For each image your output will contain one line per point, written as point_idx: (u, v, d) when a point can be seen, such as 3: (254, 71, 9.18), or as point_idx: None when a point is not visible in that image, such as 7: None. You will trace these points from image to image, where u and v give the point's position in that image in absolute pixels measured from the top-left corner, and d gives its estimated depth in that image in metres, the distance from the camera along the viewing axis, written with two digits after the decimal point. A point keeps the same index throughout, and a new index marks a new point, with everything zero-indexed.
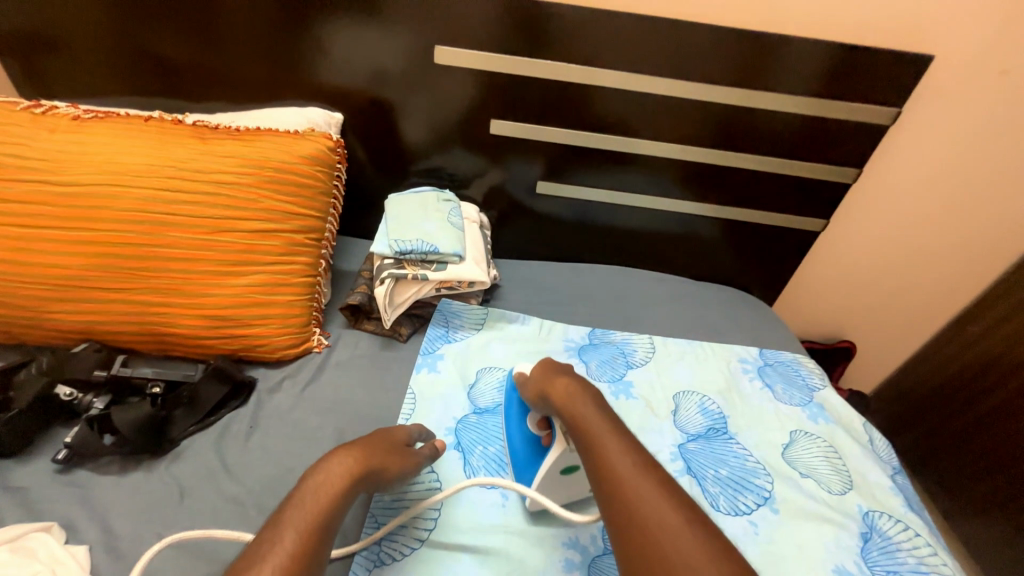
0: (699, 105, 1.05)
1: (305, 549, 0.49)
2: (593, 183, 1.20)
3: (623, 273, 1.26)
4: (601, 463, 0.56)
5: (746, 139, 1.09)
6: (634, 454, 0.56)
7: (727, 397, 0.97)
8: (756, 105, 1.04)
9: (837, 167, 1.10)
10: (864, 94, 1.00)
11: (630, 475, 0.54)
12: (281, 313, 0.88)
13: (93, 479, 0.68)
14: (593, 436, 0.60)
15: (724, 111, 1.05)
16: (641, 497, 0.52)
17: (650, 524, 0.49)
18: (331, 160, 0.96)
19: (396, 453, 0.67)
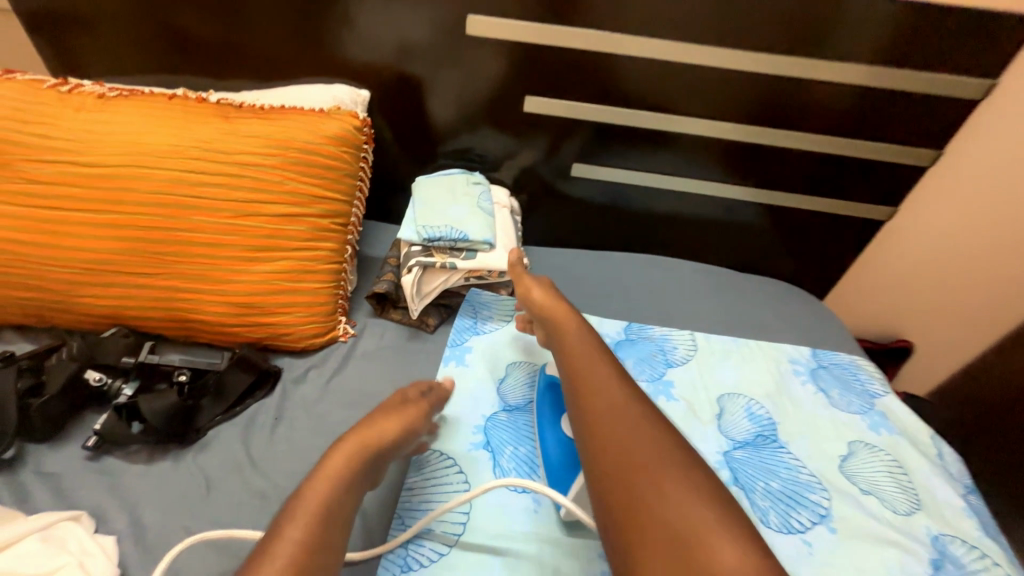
0: (755, 78, 0.95)
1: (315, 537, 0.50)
2: (632, 166, 1.11)
3: (661, 263, 1.18)
4: (584, 381, 0.63)
5: (805, 117, 0.98)
6: (619, 381, 0.62)
7: (777, 401, 0.89)
8: (820, 78, 0.93)
9: (907, 148, 0.99)
10: (948, 65, 0.88)
11: (612, 396, 0.60)
12: (306, 301, 0.85)
13: (121, 467, 0.68)
14: (577, 356, 0.67)
15: (782, 85, 0.95)
16: (621, 420, 0.57)
17: (629, 444, 0.55)
18: (358, 141, 0.91)
19: (388, 413, 0.66)
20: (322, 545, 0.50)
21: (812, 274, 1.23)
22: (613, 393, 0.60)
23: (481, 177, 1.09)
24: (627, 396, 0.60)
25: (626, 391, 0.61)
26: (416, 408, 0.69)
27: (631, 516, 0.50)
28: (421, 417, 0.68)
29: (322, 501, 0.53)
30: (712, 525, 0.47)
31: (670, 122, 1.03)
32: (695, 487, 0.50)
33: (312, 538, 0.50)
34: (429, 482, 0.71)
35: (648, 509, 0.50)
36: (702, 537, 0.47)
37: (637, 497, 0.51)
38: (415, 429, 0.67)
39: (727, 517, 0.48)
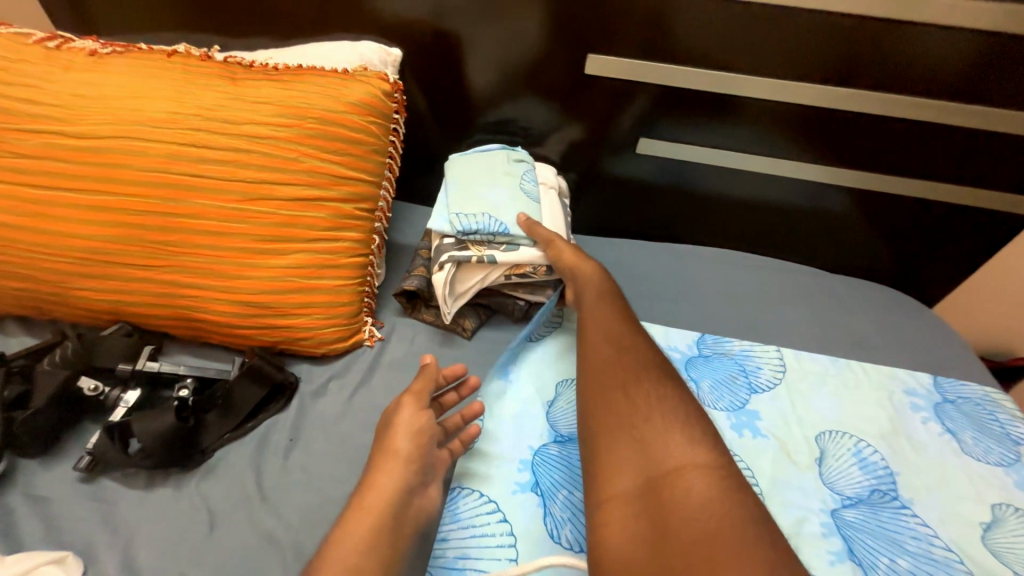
0: (886, 29, 0.74)
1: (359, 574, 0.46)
2: (711, 141, 0.92)
3: (738, 260, 0.99)
4: (588, 318, 0.69)
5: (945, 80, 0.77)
6: (620, 323, 0.67)
7: (894, 444, 0.72)
8: (974, 28, 0.72)
9: None
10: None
11: (611, 332, 0.66)
12: (327, 300, 0.72)
13: (117, 493, 0.59)
14: (587, 296, 0.72)
15: (921, 38, 0.74)
16: (616, 351, 0.63)
17: (618, 368, 0.60)
18: (387, 109, 0.76)
19: (390, 430, 0.56)
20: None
21: (920, 275, 1.02)
22: (613, 329, 0.67)
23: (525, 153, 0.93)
24: (625, 333, 0.66)
25: (624, 328, 0.67)
26: (409, 402, 0.59)
27: (608, 418, 0.56)
28: (421, 412, 0.58)
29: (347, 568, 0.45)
30: (675, 429, 0.52)
31: (768, 88, 0.83)
32: (668, 403, 0.55)
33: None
34: (466, 532, 0.60)
35: (624, 414, 0.55)
36: (665, 438, 0.51)
37: (614, 404, 0.57)
38: (427, 433, 0.57)
39: (695, 431, 0.52)
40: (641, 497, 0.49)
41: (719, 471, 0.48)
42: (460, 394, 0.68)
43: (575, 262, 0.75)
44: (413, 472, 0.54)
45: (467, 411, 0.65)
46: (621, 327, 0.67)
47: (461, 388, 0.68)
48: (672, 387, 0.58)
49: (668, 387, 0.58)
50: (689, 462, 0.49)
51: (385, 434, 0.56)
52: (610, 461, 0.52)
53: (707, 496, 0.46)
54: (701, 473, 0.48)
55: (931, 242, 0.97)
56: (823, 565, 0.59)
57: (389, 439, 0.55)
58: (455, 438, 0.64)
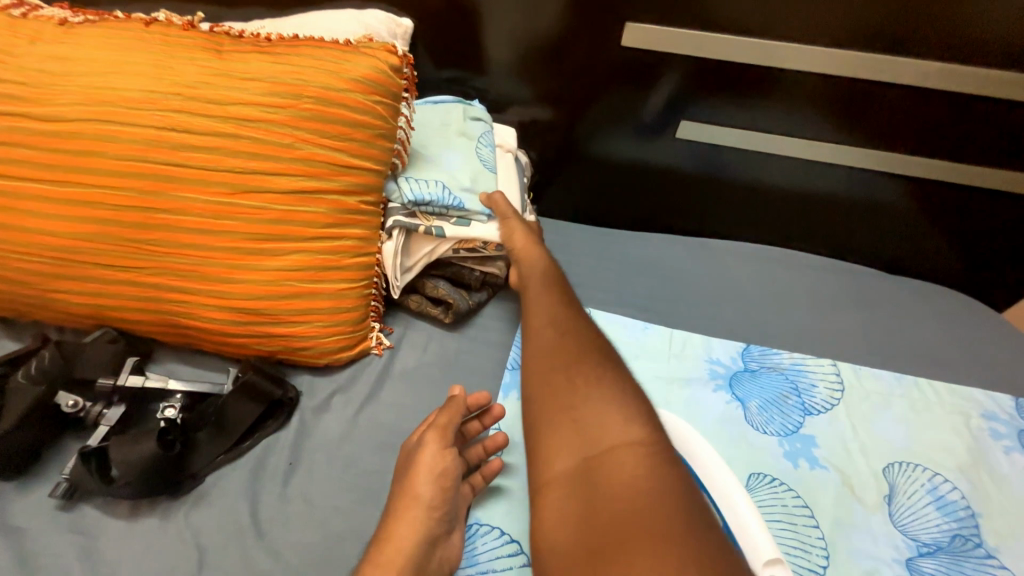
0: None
1: None
2: (759, 123, 0.81)
3: (785, 259, 0.88)
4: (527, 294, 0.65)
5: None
6: (562, 299, 0.63)
7: (974, 479, 0.63)
8: None
9: None
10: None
11: (545, 308, 0.61)
12: (329, 306, 0.65)
13: (99, 523, 0.53)
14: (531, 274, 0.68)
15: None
16: (552, 327, 0.58)
17: (553, 347, 0.56)
18: (395, 86, 0.66)
19: (411, 473, 0.50)
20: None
21: (991, 278, 0.91)
22: (552, 307, 0.62)
23: (482, 109, 0.84)
24: (564, 310, 0.61)
25: (563, 303, 0.62)
26: (432, 438, 0.52)
27: (544, 400, 0.51)
28: (446, 451, 0.51)
29: None
30: (609, 407, 0.48)
31: (826, 61, 0.73)
32: (605, 379, 0.51)
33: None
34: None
35: (559, 394, 0.51)
36: (599, 419, 0.47)
37: (554, 385, 0.52)
38: (450, 476, 0.50)
39: (630, 411, 0.48)
40: (575, 480, 0.45)
41: (653, 449, 0.45)
42: (483, 424, 0.60)
43: (523, 244, 0.70)
44: (438, 523, 0.48)
45: (490, 442, 0.59)
46: (560, 303, 0.62)
47: (485, 417, 0.60)
48: (611, 364, 0.54)
49: (604, 364, 0.53)
50: (623, 441, 0.45)
51: (404, 476, 0.50)
52: (546, 446, 0.48)
53: (638, 476, 0.42)
54: (634, 452, 0.44)
55: (1007, 242, 0.85)
56: None
57: (409, 481, 0.49)
58: (477, 470, 0.58)
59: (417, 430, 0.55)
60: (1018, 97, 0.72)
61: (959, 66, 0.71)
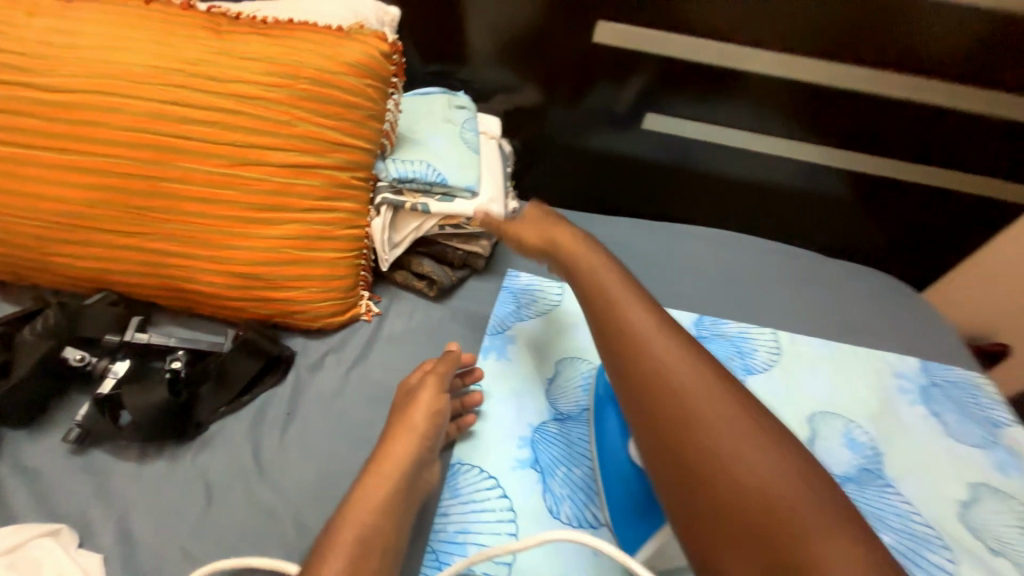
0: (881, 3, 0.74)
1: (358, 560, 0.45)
2: (716, 117, 0.90)
3: (738, 242, 0.98)
4: (624, 340, 0.47)
5: (939, 61, 0.78)
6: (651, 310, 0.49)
7: (882, 425, 0.74)
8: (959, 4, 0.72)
9: None
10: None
11: (666, 365, 0.44)
12: (322, 274, 0.70)
13: (110, 465, 0.58)
14: (605, 284, 0.53)
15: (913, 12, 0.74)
16: (685, 397, 0.42)
17: (698, 432, 0.40)
18: (385, 71, 0.72)
19: (409, 405, 0.57)
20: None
21: (913, 261, 1.03)
22: (675, 362, 0.44)
23: (467, 99, 0.91)
24: (696, 367, 0.43)
25: (689, 354, 0.45)
26: (430, 381, 0.60)
27: (705, 513, 0.38)
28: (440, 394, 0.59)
29: (363, 530, 0.47)
30: (782, 474, 0.37)
31: (775, 62, 0.83)
32: (760, 434, 0.39)
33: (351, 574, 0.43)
34: (467, 507, 0.60)
35: (722, 505, 0.37)
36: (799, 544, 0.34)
37: (697, 451, 0.39)
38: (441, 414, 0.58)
39: (832, 520, 0.35)
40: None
41: (852, 523, 0.35)
42: (464, 382, 0.68)
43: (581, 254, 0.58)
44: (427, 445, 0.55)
45: (468, 399, 0.67)
46: (686, 353, 0.45)
47: (466, 377, 0.69)
48: (777, 441, 0.39)
49: (770, 444, 0.39)
50: (817, 520, 0.35)
51: (403, 411, 0.57)
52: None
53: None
54: (840, 537, 0.34)
55: (924, 229, 0.97)
56: None
57: (409, 415, 0.57)
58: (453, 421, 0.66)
59: (416, 373, 0.62)
60: (934, 101, 0.82)
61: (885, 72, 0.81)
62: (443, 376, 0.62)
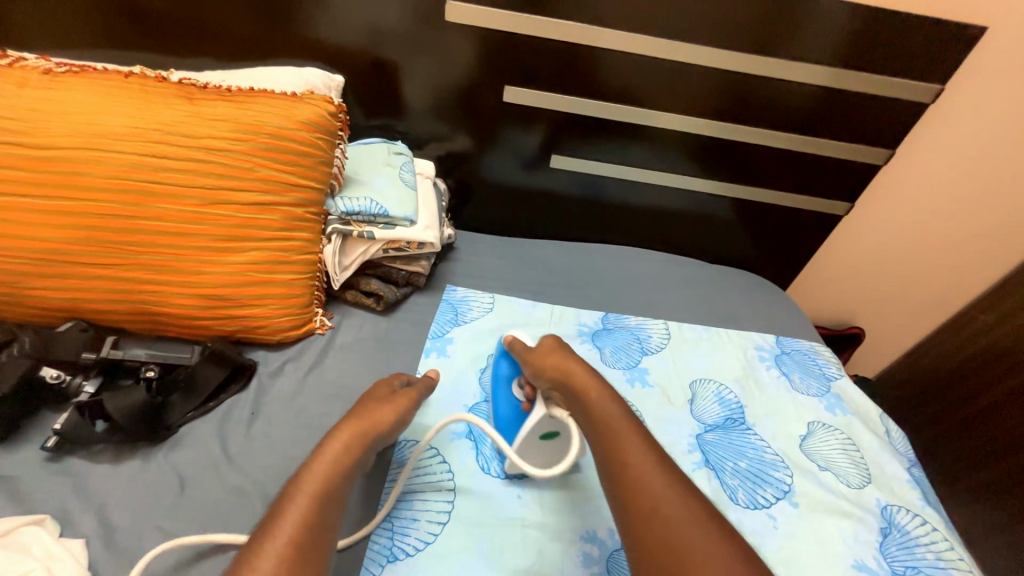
0: (711, 72, 1.01)
1: (315, 513, 0.51)
2: (607, 156, 1.14)
3: (635, 255, 1.21)
4: (636, 489, 0.53)
5: (758, 113, 1.05)
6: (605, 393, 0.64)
7: (744, 385, 0.94)
8: (764, 74, 1.00)
9: (854, 145, 1.07)
10: (891, 61, 0.96)
11: (670, 513, 0.51)
12: (282, 293, 0.82)
13: (86, 467, 0.65)
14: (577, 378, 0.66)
15: (735, 78, 1.01)
16: (686, 544, 0.48)
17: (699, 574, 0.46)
18: (331, 126, 0.88)
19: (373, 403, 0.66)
20: (318, 530, 0.50)
21: (774, 264, 1.30)
22: (675, 511, 0.51)
23: (405, 147, 1.09)
24: (689, 510, 0.51)
25: (690, 505, 0.52)
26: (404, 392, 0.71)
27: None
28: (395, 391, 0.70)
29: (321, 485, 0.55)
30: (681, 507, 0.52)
31: (645, 114, 1.06)
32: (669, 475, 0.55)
33: (312, 517, 0.51)
34: (413, 472, 0.73)
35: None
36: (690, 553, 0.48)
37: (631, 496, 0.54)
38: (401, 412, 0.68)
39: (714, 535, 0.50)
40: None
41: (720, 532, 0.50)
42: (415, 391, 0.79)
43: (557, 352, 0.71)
44: (382, 437, 0.64)
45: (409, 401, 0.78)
46: (682, 498, 0.52)
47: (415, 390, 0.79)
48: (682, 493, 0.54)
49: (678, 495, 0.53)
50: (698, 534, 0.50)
51: (365, 403, 0.66)
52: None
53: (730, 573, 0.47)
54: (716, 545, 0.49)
55: (775, 237, 1.25)
56: (690, 472, 0.77)
57: (366, 408, 0.65)
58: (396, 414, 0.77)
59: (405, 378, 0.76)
60: (761, 141, 1.09)
61: (724, 121, 1.07)
62: (419, 396, 0.73)
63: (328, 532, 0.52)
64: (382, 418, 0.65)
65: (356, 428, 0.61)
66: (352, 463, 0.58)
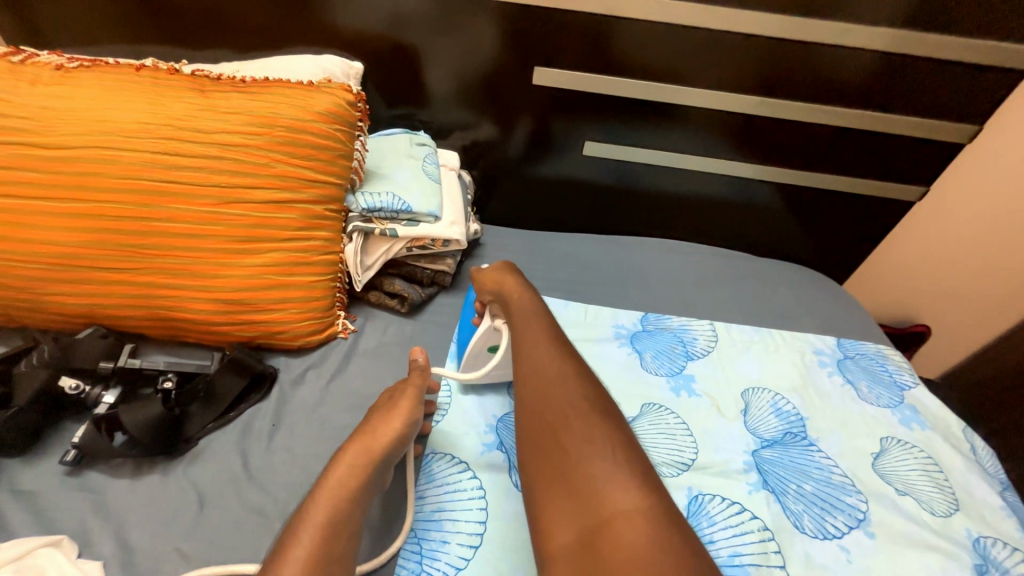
0: (765, 44, 0.89)
1: (323, 550, 0.48)
2: (643, 142, 1.04)
3: (675, 247, 1.11)
4: (524, 354, 0.64)
5: (819, 89, 0.93)
6: (521, 285, 0.75)
7: (804, 395, 0.84)
8: (828, 43, 0.88)
9: (931, 122, 0.94)
10: (985, 23, 0.83)
11: (544, 369, 0.61)
12: (301, 296, 0.78)
13: (106, 482, 0.63)
14: (503, 279, 0.77)
15: (793, 49, 0.89)
16: (547, 387, 0.59)
17: (551, 408, 0.57)
18: (350, 117, 0.83)
19: (386, 415, 0.61)
20: (327, 566, 0.47)
21: (831, 255, 1.17)
22: (549, 368, 0.61)
23: (428, 137, 1.02)
24: (561, 368, 0.61)
25: (562, 364, 0.61)
26: (410, 393, 0.65)
27: (537, 465, 0.54)
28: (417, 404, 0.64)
29: (332, 514, 0.50)
30: (551, 352, 0.63)
31: (686, 94, 0.96)
32: (553, 335, 0.66)
33: (320, 552, 0.47)
34: (442, 488, 0.68)
35: (550, 455, 0.54)
36: (549, 382, 0.59)
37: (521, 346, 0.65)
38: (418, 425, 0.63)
39: (571, 370, 0.60)
40: (577, 556, 0.46)
41: (579, 371, 0.61)
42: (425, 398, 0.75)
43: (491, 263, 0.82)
44: (396, 450, 0.60)
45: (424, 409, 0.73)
46: (558, 359, 0.62)
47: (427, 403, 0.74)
48: (561, 346, 0.64)
49: (556, 345, 0.64)
50: (558, 373, 0.60)
51: (382, 415, 0.62)
52: (546, 518, 0.50)
53: (574, 394, 0.58)
54: (571, 377, 0.60)
55: (834, 227, 1.12)
56: (746, 495, 0.69)
57: (385, 423, 0.60)
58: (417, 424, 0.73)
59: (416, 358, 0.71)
60: (821, 120, 0.97)
61: (778, 99, 0.95)
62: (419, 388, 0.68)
63: (340, 567, 0.48)
64: (396, 432, 0.60)
65: (360, 446, 0.57)
66: (362, 485, 0.54)
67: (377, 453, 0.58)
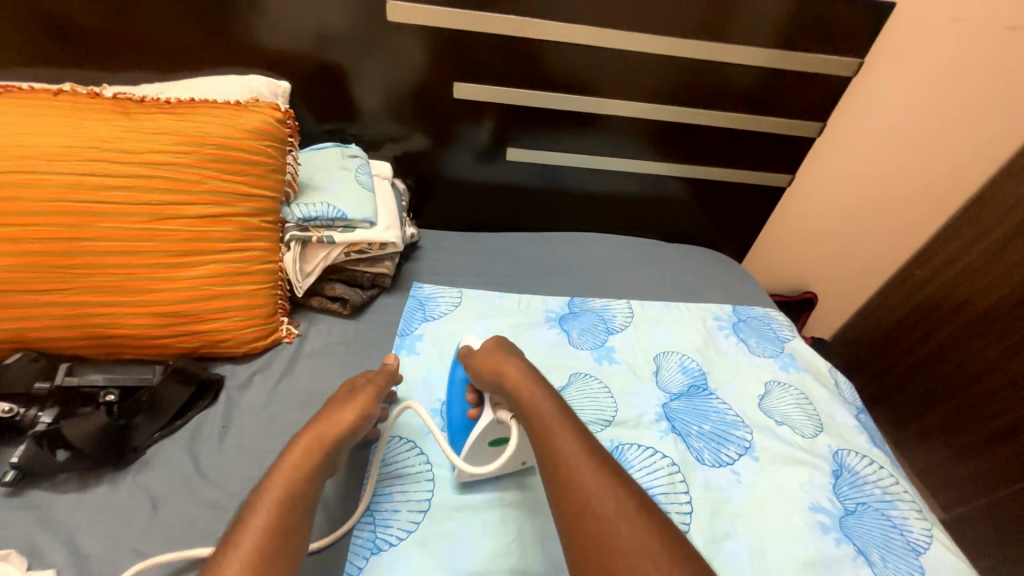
0: (652, 59, 1.04)
1: (279, 523, 0.53)
2: (560, 147, 1.17)
3: (596, 240, 1.25)
4: (569, 483, 0.54)
5: (699, 96, 1.10)
6: (545, 392, 0.65)
7: (705, 353, 0.99)
8: (702, 58, 1.04)
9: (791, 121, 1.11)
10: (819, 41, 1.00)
11: (602, 507, 0.51)
12: (243, 304, 0.81)
13: (51, 499, 0.64)
14: (515, 380, 0.67)
15: (676, 64, 1.04)
16: (612, 535, 0.49)
17: (623, 563, 0.47)
18: (280, 133, 0.88)
19: (330, 403, 0.67)
20: (284, 536, 0.52)
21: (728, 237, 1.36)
22: (607, 503, 0.51)
23: (360, 150, 1.09)
24: (619, 501, 0.51)
25: (619, 493, 0.52)
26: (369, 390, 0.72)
27: None
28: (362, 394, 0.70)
29: (286, 492, 0.56)
30: (601, 482, 0.53)
31: (588, 104, 1.10)
32: (596, 453, 0.57)
33: (277, 523, 0.53)
34: (392, 467, 0.74)
35: None
36: (609, 524, 0.49)
37: (561, 474, 0.55)
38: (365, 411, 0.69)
39: (630, 504, 0.51)
40: None
41: (640, 504, 0.51)
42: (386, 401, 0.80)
43: (496, 358, 0.72)
44: (345, 433, 0.66)
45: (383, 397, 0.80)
46: (613, 490, 0.52)
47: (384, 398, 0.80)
48: (606, 468, 0.55)
49: (601, 468, 0.55)
50: (618, 509, 0.50)
51: (331, 406, 0.67)
52: None
53: (644, 536, 0.48)
54: (633, 513, 0.50)
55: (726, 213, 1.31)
56: (657, 440, 0.81)
57: (337, 413, 0.66)
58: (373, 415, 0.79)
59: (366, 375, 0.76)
60: (703, 123, 1.13)
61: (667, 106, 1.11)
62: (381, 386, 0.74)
63: (296, 536, 0.53)
64: (345, 419, 0.66)
65: (308, 432, 0.63)
66: (315, 465, 0.60)
67: (326, 437, 0.63)
